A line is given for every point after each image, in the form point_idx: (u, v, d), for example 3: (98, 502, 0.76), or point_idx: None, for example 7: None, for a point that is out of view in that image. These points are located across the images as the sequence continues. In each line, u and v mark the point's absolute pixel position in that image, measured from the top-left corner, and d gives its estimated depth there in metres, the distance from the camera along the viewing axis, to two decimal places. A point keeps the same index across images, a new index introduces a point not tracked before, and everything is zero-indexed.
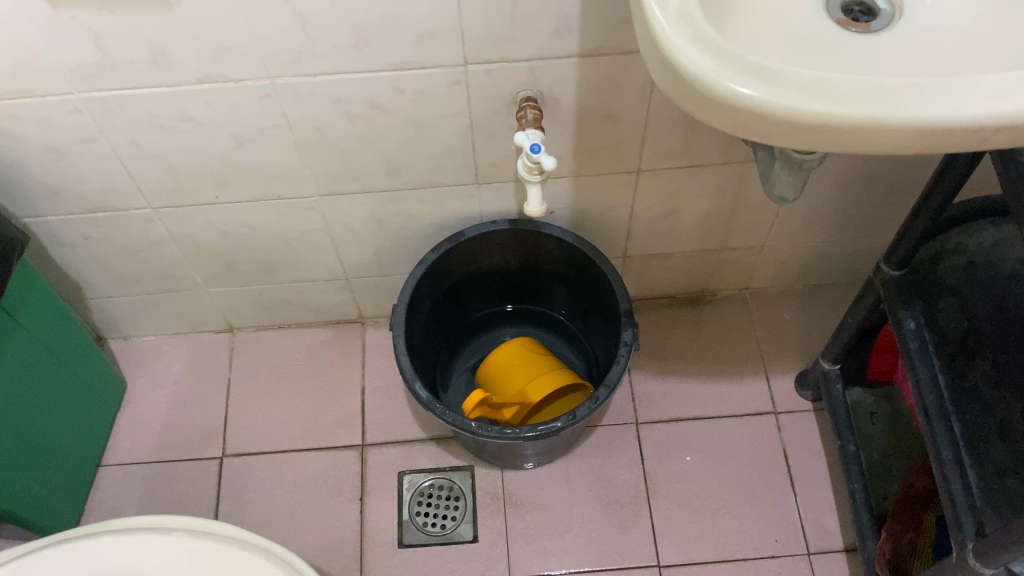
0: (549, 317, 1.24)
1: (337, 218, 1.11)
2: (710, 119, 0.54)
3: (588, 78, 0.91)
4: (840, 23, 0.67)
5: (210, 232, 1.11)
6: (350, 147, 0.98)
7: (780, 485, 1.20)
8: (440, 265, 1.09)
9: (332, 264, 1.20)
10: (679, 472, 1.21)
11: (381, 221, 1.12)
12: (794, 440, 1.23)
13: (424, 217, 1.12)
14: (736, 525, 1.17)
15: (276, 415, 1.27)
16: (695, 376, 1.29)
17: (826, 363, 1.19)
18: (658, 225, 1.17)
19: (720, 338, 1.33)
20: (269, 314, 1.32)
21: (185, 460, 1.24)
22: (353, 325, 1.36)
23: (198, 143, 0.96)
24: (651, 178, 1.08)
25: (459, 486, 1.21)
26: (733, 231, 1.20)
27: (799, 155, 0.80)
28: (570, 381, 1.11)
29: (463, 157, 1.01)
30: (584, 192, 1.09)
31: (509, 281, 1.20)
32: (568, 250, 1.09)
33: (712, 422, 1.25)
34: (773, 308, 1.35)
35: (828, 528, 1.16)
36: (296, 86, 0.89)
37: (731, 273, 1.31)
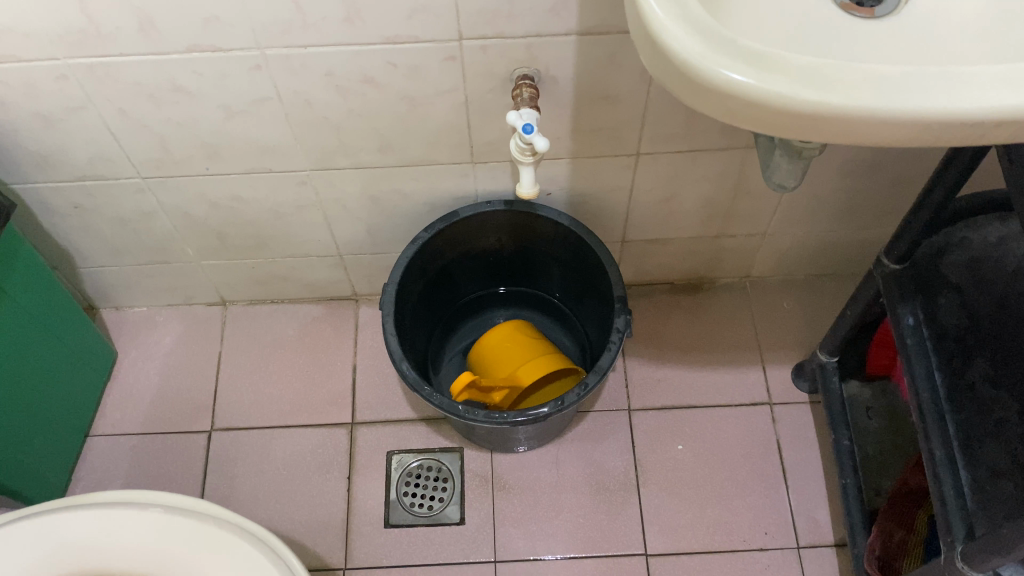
0: (544, 300, 1.22)
1: (329, 194, 1.09)
2: (701, 106, 0.52)
3: (586, 56, 0.89)
4: (843, 7, 0.65)
5: (201, 204, 1.10)
6: (343, 121, 0.96)
7: (772, 477, 1.18)
8: (434, 243, 1.08)
9: (324, 240, 1.18)
10: (670, 460, 1.20)
11: (374, 197, 1.10)
12: (788, 432, 1.22)
13: (418, 194, 1.10)
14: (726, 516, 1.16)
15: (266, 391, 1.26)
16: (691, 365, 1.27)
17: (823, 356, 1.17)
18: (657, 210, 1.15)
19: (718, 326, 1.30)
20: (261, 289, 1.30)
21: (174, 433, 1.23)
22: (347, 302, 1.34)
23: (188, 113, 0.94)
24: (650, 162, 1.05)
25: (448, 467, 1.20)
26: (733, 218, 1.18)
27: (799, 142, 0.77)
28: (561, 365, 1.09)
29: (459, 134, 0.99)
30: (582, 174, 1.07)
31: (505, 263, 1.18)
32: (563, 232, 1.07)
33: (706, 411, 1.23)
34: (773, 295, 1.32)
35: (819, 522, 1.15)
36: (287, 58, 0.87)
37: (731, 261, 1.28)
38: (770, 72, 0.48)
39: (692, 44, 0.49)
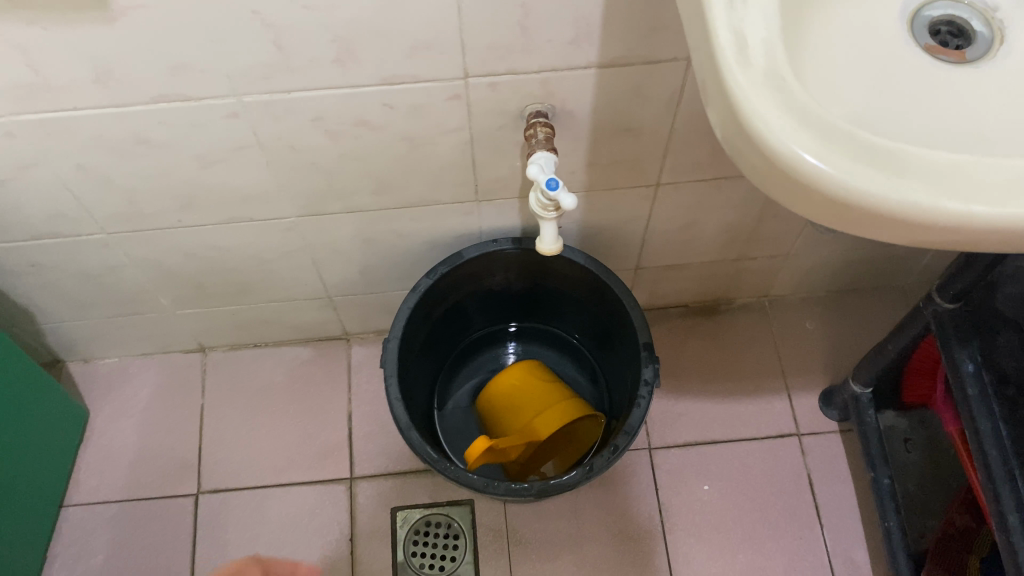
0: (558, 338, 1.14)
1: (318, 239, 0.98)
2: (804, 209, 0.43)
3: (608, 89, 0.79)
4: (928, 49, 0.56)
5: (176, 256, 0.99)
6: (333, 166, 0.86)
7: (804, 515, 1.12)
8: (438, 289, 0.98)
9: (312, 283, 1.08)
10: (696, 503, 1.12)
11: (368, 240, 0.99)
12: (819, 465, 1.14)
13: (417, 235, 0.99)
14: (759, 561, 1.09)
15: (256, 446, 1.16)
16: (712, 395, 1.19)
17: (857, 387, 1.09)
18: (676, 237, 1.06)
19: (738, 352, 1.22)
20: (244, 333, 1.20)
21: (158, 498, 1.13)
22: (338, 341, 1.24)
23: (157, 166, 0.83)
24: (671, 191, 0.96)
25: (458, 522, 1.11)
26: (756, 241, 1.09)
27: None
28: (580, 414, 1.01)
29: (462, 173, 0.89)
30: (596, 207, 0.97)
31: (516, 299, 1.09)
32: (579, 272, 0.98)
33: (731, 446, 1.16)
34: (794, 315, 1.24)
35: (857, 562, 1.09)
36: (269, 103, 0.76)
37: (751, 282, 1.20)
38: (898, 177, 0.39)
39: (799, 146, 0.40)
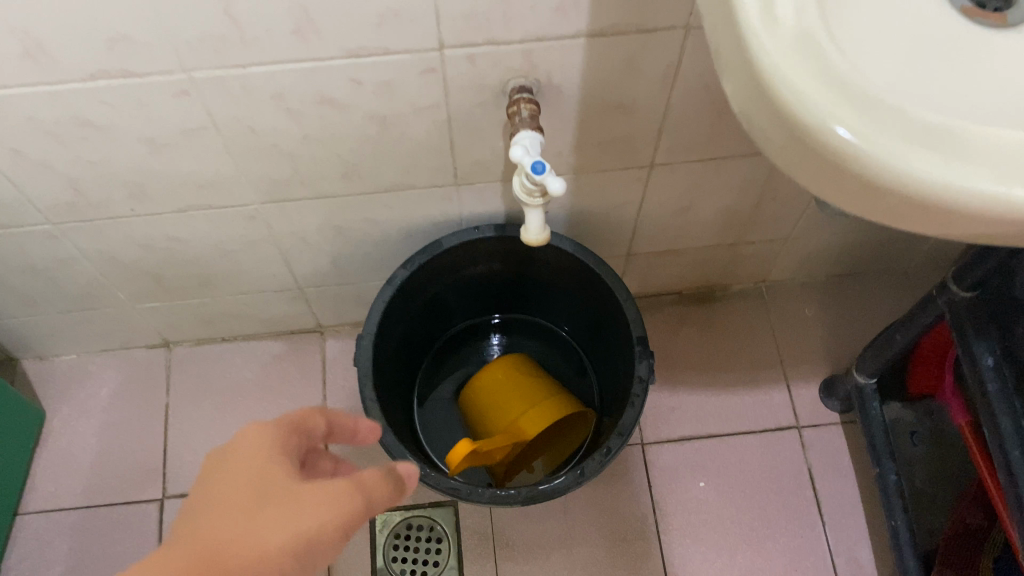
0: (547, 330, 1.08)
1: (284, 228, 0.91)
2: (841, 199, 0.37)
3: (598, 62, 0.71)
4: (967, 15, 0.50)
5: (130, 247, 0.91)
6: (297, 149, 0.78)
7: (806, 513, 1.06)
8: (416, 280, 0.91)
9: (281, 274, 1.00)
10: (692, 501, 1.07)
11: (339, 229, 0.92)
12: (820, 460, 1.09)
13: (392, 222, 0.92)
14: (758, 562, 1.04)
15: (225, 447, 1.09)
16: (708, 387, 1.13)
17: (861, 378, 1.03)
18: (670, 222, 0.99)
19: (735, 341, 1.15)
20: (210, 328, 1.12)
21: (119, 504, 1.06)
22: (311, 335, 1.17)
23: (103, 150, 0.75)
24: (665, 173, 0.89)
25: (440, 526, 1.05)
26: (755, 225, 1.02)
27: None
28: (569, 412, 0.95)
29: (439, 156, 0.82)
30: (586, 191, 0.90)
31: (501, 290, 1.03)
32: (567, 260, 0.91)
33: (728, 441, 1.10)
34: (793, 302, 1.18)
35: (861, 561, 1.03)
36: (223, 80, 0.69)
37: (748, 268, 1.13)
38: (960, 161, 0.33)
39: (843, 126, 0.33)
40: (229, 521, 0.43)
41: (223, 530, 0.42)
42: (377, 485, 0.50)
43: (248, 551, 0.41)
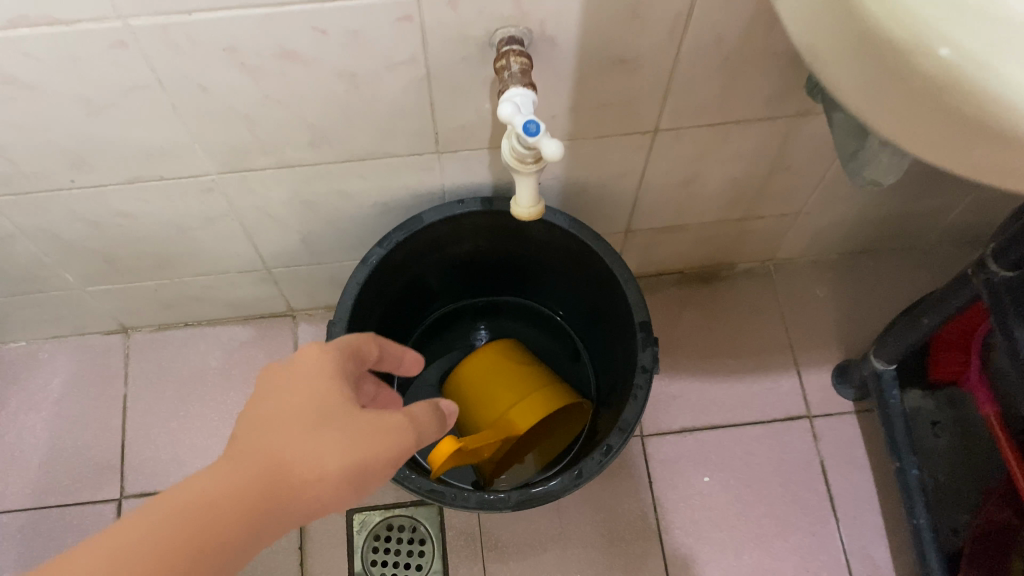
0: (539, 314, 1.00)
1: (247, 201, 0.81)
2: (946, 135, 0.33)
3: (599, 10, 0.62)
4: None
5: (75, 224, 0.81)
6: (255, 111, 0.69)
7: (818, 509, 0.98)
8: (394, 260, 0.82)
9: (245, 252, 0.91)
10: (695, 497, 0.99)
11: (308, 202, 0.83)
12: (833, 452, 1.01)
13: (366, 195, 0.83)
14: (767, 562, 0.96)
15: (189, 442, 1.00)
16: (712, 374, 1.04)
17: (879, 364, 0.95)
18: (673, 195, 0.91)
19: (740, 323, 1.07)
20: (172, 312, 1.03)
21: (72, 505, 0.97)
22: (282, 319, 1.07)
23: (31, 113, 0.66)
24: (670, 140, 0.80)
25: (424, 526, 0.97)
26: (765, 198, 0.94)
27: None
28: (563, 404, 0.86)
29: (418, 119, 0.72)
30: (581, 160, 0.81)
31: (487, 270, 0.94)
32: (561, 237, 0.83)
33: (734, 432, 1.02)
34: (803, 281, 1.09)
35: (878, 561, 0.96)
36: (165, 29, 0.59)
37: (755, 244, 1.05)
38: None
39: (948, 47, 0.29)
40: (290, 436, 0.46)
41: (287, 447, 0.46)
42: (427, 419, 0.55)
43: (308, 472, 0.46)
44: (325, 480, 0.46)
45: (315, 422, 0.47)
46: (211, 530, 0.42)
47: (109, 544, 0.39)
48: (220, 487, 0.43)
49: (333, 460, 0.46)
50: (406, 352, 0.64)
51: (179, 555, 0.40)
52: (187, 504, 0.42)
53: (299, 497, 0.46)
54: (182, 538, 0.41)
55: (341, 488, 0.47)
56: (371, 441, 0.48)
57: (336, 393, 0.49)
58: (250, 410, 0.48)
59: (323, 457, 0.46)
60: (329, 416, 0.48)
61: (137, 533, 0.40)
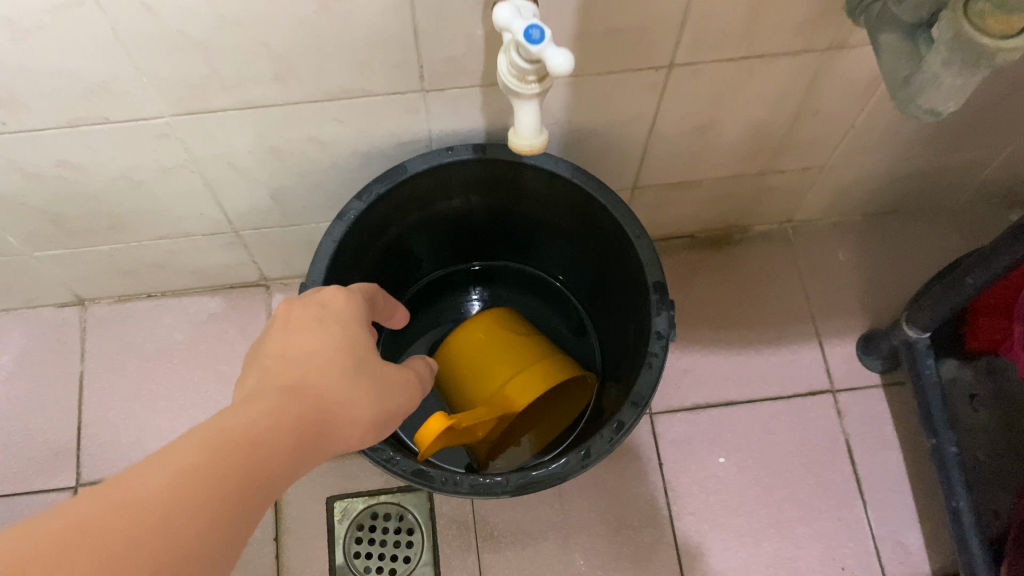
0: (537, 280, 0.91)
1: (207, 149, 0.72)
2: None
3: None
4: None
5: (12, 177, 0.72)
6: (210, 38, 0.59)
7: (843, 491, 0.90)
8: (374, 217, 0.73)
9: (209, 211, 0.81)
10: (709, 480, 0.90)
11: (278, 151, 0.73)
12: (859, 429, 0.92)
13: (343, 143, 0.73)
14: (788, 550, 0.88)
15: (152, 424, 0.91)
16: (726, 346, 0.96)
17: (912, 332, 0.86)
18: (687, 145, 0.81)
19: (756, 291, 0.98)
20: (132, 281, 0.93)
21: (23, 494, 0.87)
22: (256, 289, 0.97)
23: None
24: (686, 79, 0.71)
25: (412, 515, 0.88)
26: (787, 150, 0.85)
27: (993, 39, 0.47)
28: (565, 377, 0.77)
29: (399, 50, 0.63)
30: (586, 101, 0.72)
31: (480, 231, 0.85)
32: (563, 190, 0.74)
33: (750, 409, 0.93)
34: (824, 244, 1.00)
35: (909, 547, 0.88)
36: None
37: (773, 204, 0.96)
38: None
39: None
40: (340, 375, 0.46)
41: (339, 383, 0.46)
42: (427, 374, 0.59)
43: (351, 415, 0.46)
44: (357, 429, 0.46)
45: (351, 367, 0.47)
46: (279, 457, 0.39)
47: (206, 444, 0.36)
48: (277, 416, 0.40)
49: (368, 409, 0.47)
50: (404, 305, 0.66)
51: (252, 476, 0.37)
52: (253, 428, 0.38)
53: (333, 446, 0.45)
54: (255, 460, 0.37)
55: (368, 437, 0.47)
56: (388, 399, 0.50)
57: (361, 342, 0.50)
58: (283, 347, 0.46)
59: (359, 404, 0.46)
60: (360, 367, 0.48)
61: (209, 450, 0.36)
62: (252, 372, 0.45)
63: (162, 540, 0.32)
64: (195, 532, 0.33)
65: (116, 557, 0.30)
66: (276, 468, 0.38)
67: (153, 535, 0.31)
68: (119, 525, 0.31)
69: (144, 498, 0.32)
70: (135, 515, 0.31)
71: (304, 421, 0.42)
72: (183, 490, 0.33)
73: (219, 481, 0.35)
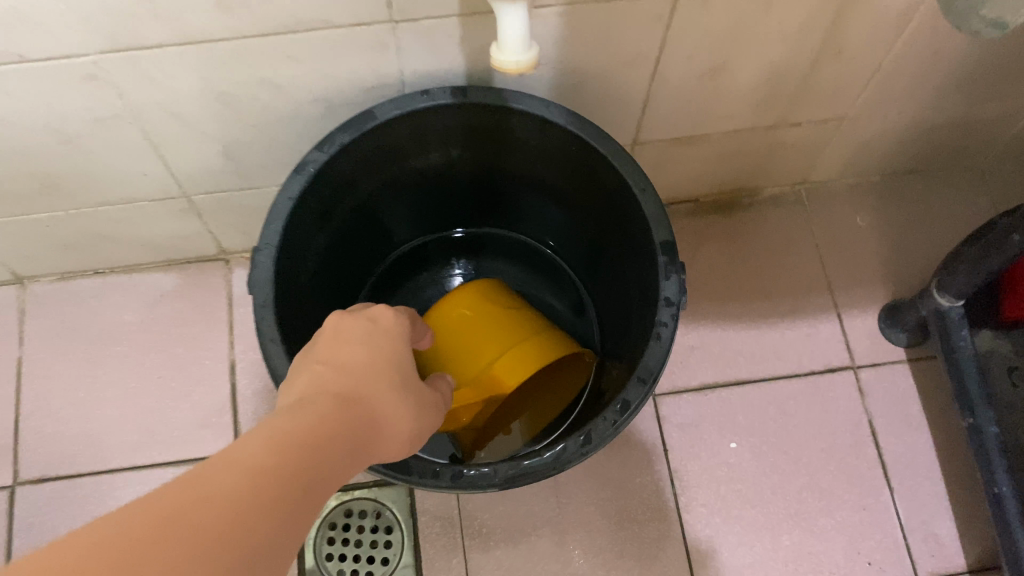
0: (527, 249, 0.82)
1: (145, 94, 0.62)
2: None
3: None
4: None
5: None
6: None
7: (868, 478, 0.81)
8: (340, 173, 0.63)
9: (155, 173, 0.72)
10: (720, 468, 0.81)
11: (228, 96, 0.63)
12: (884, 409, 0.84)
13: (303, 87, 0.63)
14: (809, 543, 0.79)
15: (100, 416, 0.81)
16: (736, 320, 0.87)
17: (945, 300, 0.77)
18: (694, 91, 0.72)
19: (768, 260, 0.90)
20: (74, 256, 0.83)
21: None
22: (215, 264, 0.87)
23: None
24: (698, 10, 0.61)
25: (390, 512, 0.79)
26: (805, 97, 0.76)
27: None
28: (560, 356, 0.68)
29: None
30: (582, 37, 0.62)
31: (462, 192, 0.75)
32: (557, 139, 0.64)
33: (764, 389, 0.84)
34: (840, 208, 0.92)
35: (942, 539, 0.79)
36: None
37: (787, 162, 0.87)
38: None
39: None
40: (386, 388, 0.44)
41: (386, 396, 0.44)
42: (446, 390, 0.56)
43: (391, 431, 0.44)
44: (395, 439, 0.45)
45: (398, 374, 0.46)
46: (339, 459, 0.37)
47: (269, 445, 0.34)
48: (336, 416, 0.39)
49: (413, 417, 0.46)
50: None
51: (319, 474, 0.35)
52: (314, 426, 0.37)
53: (376, 454, 0.43)
54: (319, 457, 0.36)
55: (405, 446, 0.46)
56: (427, 409, 0.49)
57: (401, 353, 0.49)
58: (331, 356, 0.45)
59: (406, 408, 0.45)
60: (406, 377, 0.47)
61: (272, 450, 0.34)
62: (298, 381, 0.44)
63: (242, 536, 0.30)
64: (272, 528, 0.31)
65: (202, 550, 0.28)
66: (338, 468, 0.37)
67: (239, 526, 0.30)
68: (201, 514, 0.29)
69: (214, 500, 0.30)
70: (212, 508, 0.29)
71: (358, 423, 0.40)
72: (254, 487, 0.31)
73: (283, 480, 0.33)
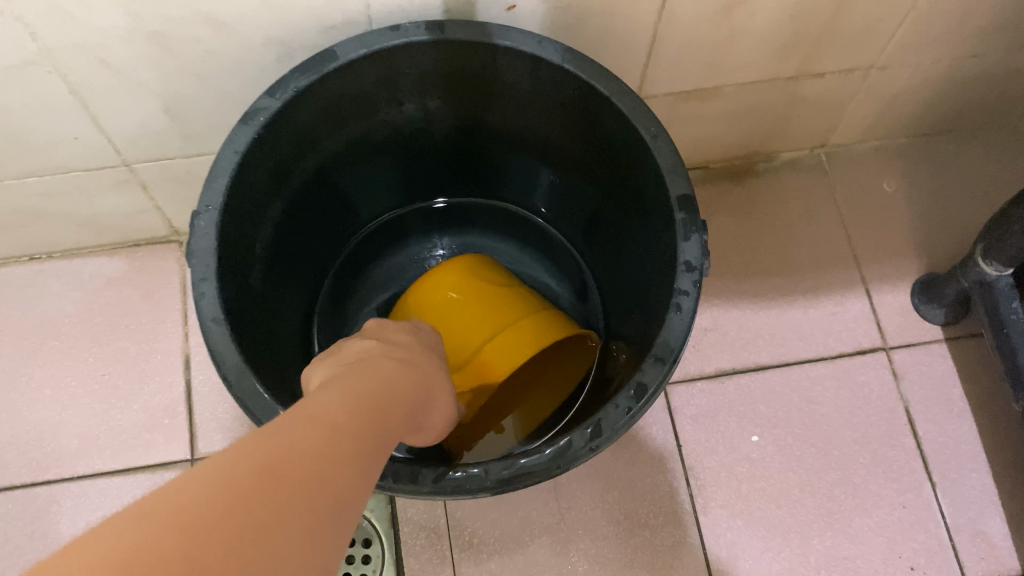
0: (517, 220, 0.72)
1: (62, 37, 0.52)
2: None
3: None
4: None
5: None
6: None
7: (906, 471, 0.72)
8: (296, 125, 0.54)
9: (87, 135, 0.62)
10: (740, 464, 0.72)
11: (163, 39, 0.53)
12: (921, 393, 0.75)
13: (250, 26, 0.54)
14: (843, 547, 0.70)
15: (36, 419, 0.72)
16: (753, 299, 0.78)
17: (991, 268, 0.68)
18: (708, 32, 0.63)
19: (787, 231, 0.80)
20: (5, 239, 0.73)
21: None
22: (167, 246, 0.78)
23: None
24: None
25: (369, 521, 0.69)
26: (831, 41, 0.67)
27: None
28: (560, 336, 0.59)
29: None
30: None
31: (443, 154, 0.66)
32: (552, 83, 0.55)
33: (786, 374, 0.75)
34: (864, 172, 0.83)
35: (993, 539, 0.70)
36: None
37: (806, 120, 0.78)
38: None
39: None
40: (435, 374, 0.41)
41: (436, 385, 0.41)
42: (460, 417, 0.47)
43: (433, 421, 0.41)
44: (428, 430, 0.41)
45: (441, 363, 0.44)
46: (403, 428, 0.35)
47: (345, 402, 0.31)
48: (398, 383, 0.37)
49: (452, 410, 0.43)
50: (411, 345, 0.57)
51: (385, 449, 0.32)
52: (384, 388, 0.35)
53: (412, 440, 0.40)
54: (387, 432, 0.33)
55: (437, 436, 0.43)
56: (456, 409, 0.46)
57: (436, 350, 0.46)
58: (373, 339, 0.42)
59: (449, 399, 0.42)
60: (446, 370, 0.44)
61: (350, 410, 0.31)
62: (343, 354, 0.40)
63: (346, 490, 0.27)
64: (365, 488, 0.29)
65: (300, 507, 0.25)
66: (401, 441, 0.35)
67: (348, 480, 0.28)
68: (322, 458, 0.27)
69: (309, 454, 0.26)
70: (306, 462, 0.26)
71: (415, 398, 0.38)
72: (341, 445, 0.28)
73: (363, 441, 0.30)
